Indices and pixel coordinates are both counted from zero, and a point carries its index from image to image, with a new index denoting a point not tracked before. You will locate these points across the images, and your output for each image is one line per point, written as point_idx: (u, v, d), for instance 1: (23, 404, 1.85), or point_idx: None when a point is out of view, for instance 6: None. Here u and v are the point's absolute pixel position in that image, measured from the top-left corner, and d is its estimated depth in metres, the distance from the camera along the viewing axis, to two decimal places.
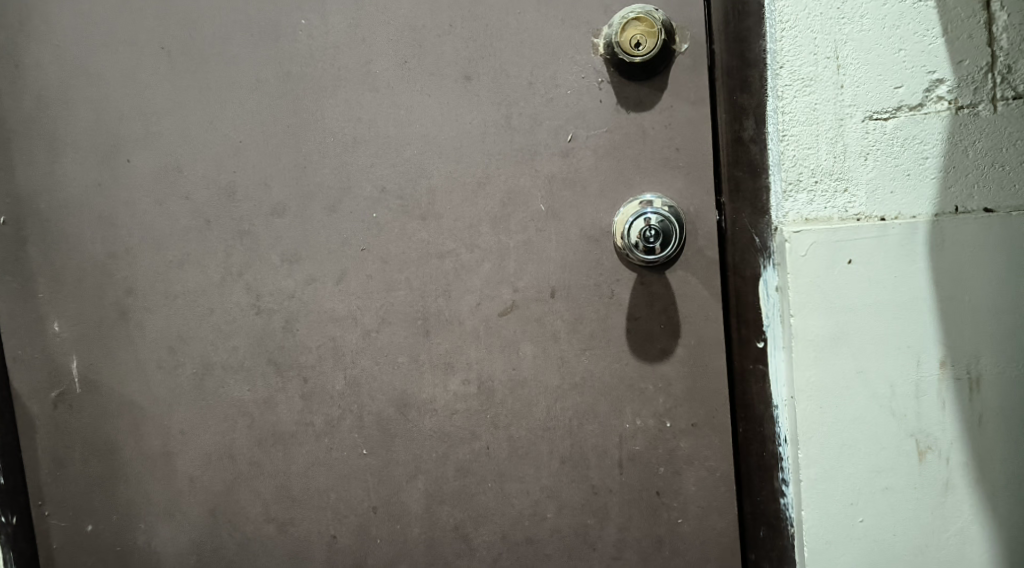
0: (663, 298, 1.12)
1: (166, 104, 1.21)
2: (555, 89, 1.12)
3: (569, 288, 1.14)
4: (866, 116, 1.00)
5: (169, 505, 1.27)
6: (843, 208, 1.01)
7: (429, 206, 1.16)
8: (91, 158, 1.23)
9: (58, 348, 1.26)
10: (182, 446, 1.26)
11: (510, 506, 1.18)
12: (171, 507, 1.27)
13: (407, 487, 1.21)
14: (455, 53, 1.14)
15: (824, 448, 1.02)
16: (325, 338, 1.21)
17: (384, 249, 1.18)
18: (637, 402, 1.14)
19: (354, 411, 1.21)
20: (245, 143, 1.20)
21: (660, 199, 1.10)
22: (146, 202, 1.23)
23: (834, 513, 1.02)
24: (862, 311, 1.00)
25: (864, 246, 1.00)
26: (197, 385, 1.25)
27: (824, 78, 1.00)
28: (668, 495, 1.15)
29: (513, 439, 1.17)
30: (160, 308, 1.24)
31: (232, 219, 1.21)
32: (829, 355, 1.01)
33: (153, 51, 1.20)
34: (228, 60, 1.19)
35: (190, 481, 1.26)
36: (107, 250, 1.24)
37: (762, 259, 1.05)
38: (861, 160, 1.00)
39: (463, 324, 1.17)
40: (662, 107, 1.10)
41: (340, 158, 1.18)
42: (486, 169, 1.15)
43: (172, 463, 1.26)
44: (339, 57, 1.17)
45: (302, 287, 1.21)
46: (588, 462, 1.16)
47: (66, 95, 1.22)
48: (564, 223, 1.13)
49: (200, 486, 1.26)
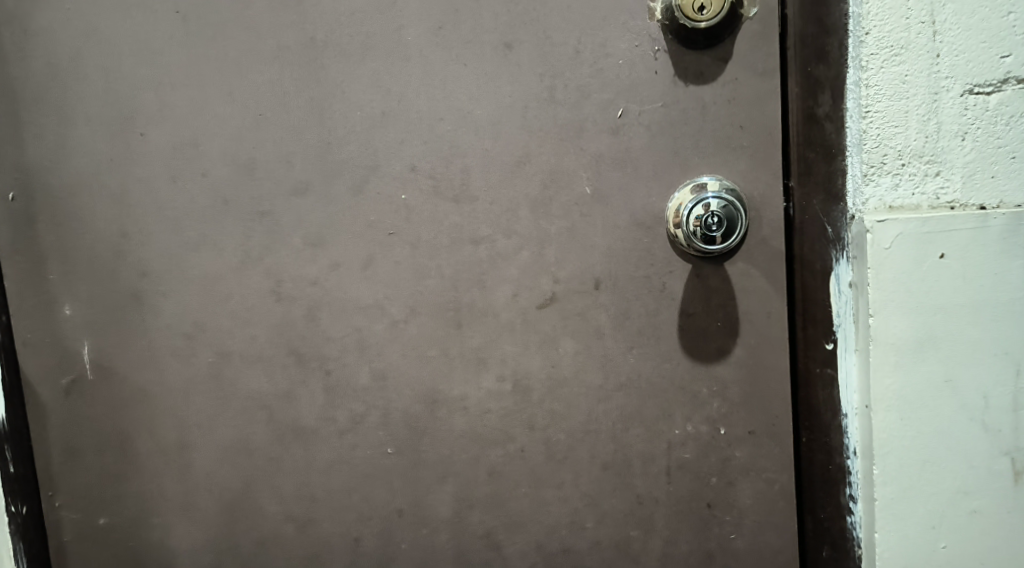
0: (721, 293, 1.01)
1: (181, 72, 1.11)
2: (605, 59, 1.01)
3: (616, 280, 1.04)
4: (966, 90, 0.89)
5: (183, 502, 1.18)
6: (934, 195, 0.90)
7: (463, 187, 1.06)
8: (103, 130, 1.14)
9: (68, 331, 1.17)
10: (197, 440, 1.17)
11: (546, 514, 1.09)
12: (185, 504, 1.18)
13: (434, 490, 1.12)
14: (495, 18, 1.03)
15: (904, 465, 0.91)
16: (350, 328, 1.12)
17: (414, 233, 1.08)
18: (688, 406, 1.04)
19: (380, 407, 1.12)
20: (265, 116, 1.10)
21: (720, 182, 1.00)
22: (159, 179, 1.13)
23: (913, 538, 0.92)
24: (954, 311, 0.89)
25: (958, 238, 0.88)
26: (214, 375, 1.16)
27: (917, 47, 0.89)
28: (719, 508, 1.04)
29: (550, 442, 1.08)
30: (174, 292, 1.15)
31: (251, 197, 1.12)
32: (914, 360, 0.90)
33: (168, 14, 1.11)
34: (247, 25, 1.09)
35: (205, 477, 1.17)
36: (118, 229, 1.15)
37: (834, 252, 0.95)
38: (958, 140, 0.89)
39: (498, 316, 1.07)
40: (725, 80, 0.99)
41: (367, 133, 1.08)
42: (526, 147, 1.04)
43: (187, 459, 1.18)
44: (367, 23, 1.06)
45: (325, 273, 1.11)
46: (632, 469, 1.06)
47: (77, 63, 1.13)
48: (611, 207, 1.03)
49: (217, 483, 1.17)
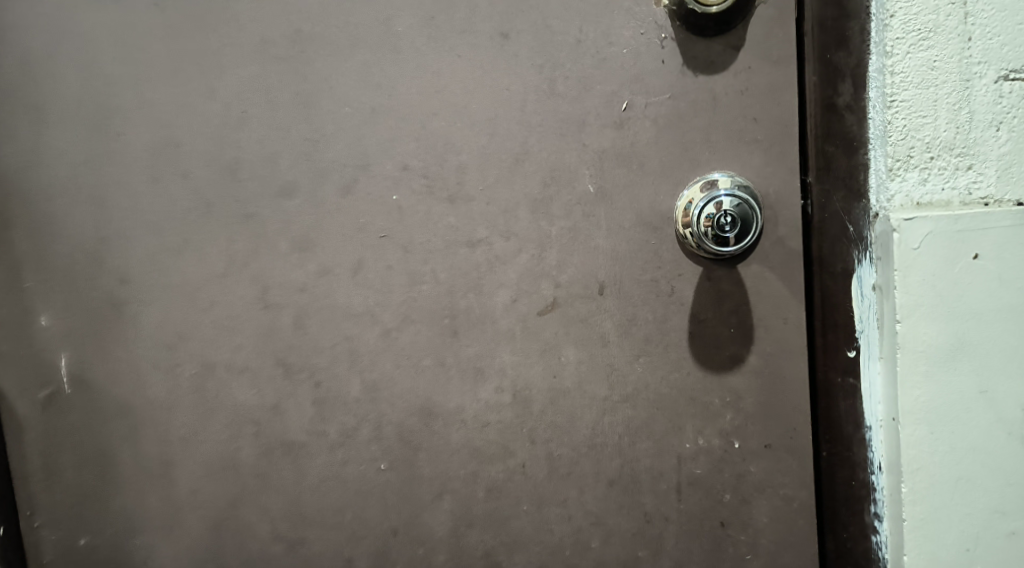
0: (733, 297, 0.95)
1: (161, 68, 1.05)
2: (608, 48, 0.95)
3: (621, 284, 0.97)
4: (1000, 76, 0.84)
5: (167, 522, 1.12)
6: (966, 190, 0.84)
7: (458, 186, 1.00)
8: (81, 128, 1.07)
9: (45, 343, 1.10)
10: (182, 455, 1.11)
11: (549, 534, 1.02)
12: (168, 524, 1.12)
13: (431, 508, 1.05)
14: (491, 7, 0.97)
15: (935, 482, 0.85)
16: (340, 337, 1.05)
17: (407, 236, 1.02)
18: (700, 418, 0.97)
19: (372, 420, 1.06)
20: (248, 113, 1.04)
21: (732, 178, 0.93)
22: (139, 180, 1.07)
23: (945, 562, 0.85)
24: (989, 316, 0.83)
25: (993, 237, 0.83)
26: (198, 387, 1.09)
27: (946, 30, 0.84)
28: (734, 527, 0.98)
29: (553, 457, 1.01)
30: (155, 301, 1.09)
31: (235, 199, 1.05)
32: (946, 368, 0.84)
33: (146, 6, 1.04)
34: (229, 17, 1.03)
35: (191, 495, 1.11)
36: (97, 234, 1.08)
37: (856, 252, 0.89)
38: (992, 131, 0.84)
39: (496, 323, 1.01)
40: (737, 69, 0.93)
41: (356, 130, 1.01)
42: (525, 143, 0.98)
43: (171, 477, 1.11)
44: (355, 13, 1.00)
45: (313, 278, 1.05)
46: (640, 485, 0.99)
47: (51, 58, 1.06)
48: (616, 206, 0.97)
49: (203, 501, 1.11)
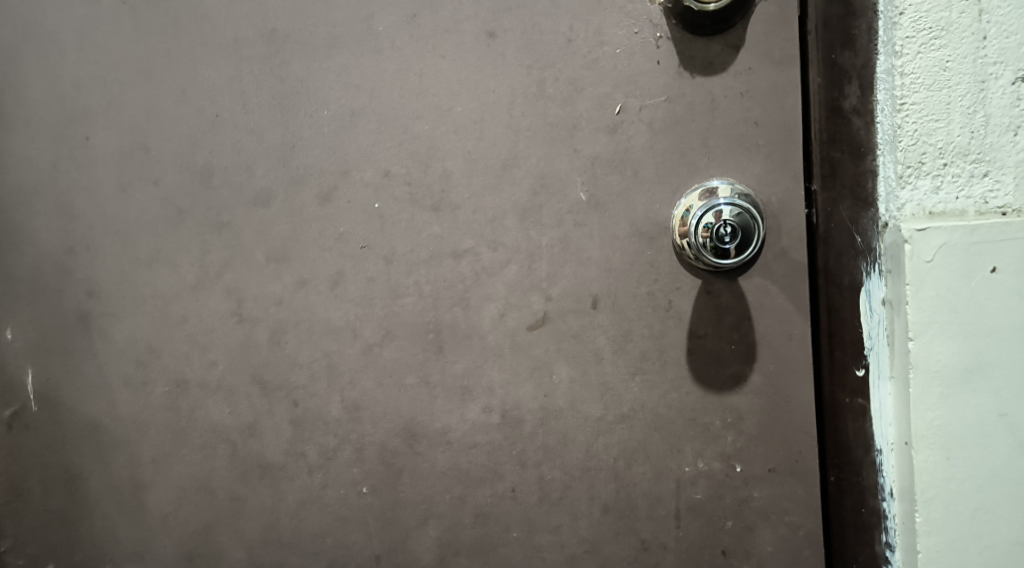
0: (734, 312, 0.90)
1: (130, 69, 0.99)
2: (600, 48, 0.90)
3: (615, 297, 0.92)
4: (1018, 76, 0.78)
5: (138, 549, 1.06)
6: (982, 199, 0.79)
7: (443, 194, 0.94)
8: (47, 132, 1.02)
9: (11, 359, 1.05)
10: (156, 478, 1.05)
11: (540, 562, 0.97)
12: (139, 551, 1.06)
13: (416, 534, 0.99)
14: (476, 4, 0.92)
15: (952, 511, 0.80)
16: (319, 353, 1.00)
17: (389, 246, 0.96)
18: (699, 440, 0.92)
19: (354, 441, 1.00)
20: (222, 117, 0.98)
21: (732, 186, 0.88)
22: (107, 187, 1.01)
23: None
24: (1008, 334, 0.78)
25: (1012, 249, 0.77)
26: (171, 407, 1.04)
27: (959, 28, 0.79)
28: (736, 556, 0.92)
29: (544, 480, 0.96)
30: (125, 314, 1.03)
31: (209, 207, 1.00)
32: (962, 390, 0.79)
33: (114, 5, 0.99)
34: (201, 15, 0.97)
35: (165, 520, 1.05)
36: (63, 244, 1.03)
37: (864, 264, 0.84)
38: (1009, 135, 0.79)
39: (484, 339, 0.95)
40: (737, 70, 0.88)
41: (336, 135, 0.96)
42: (513, 148, 0.92)
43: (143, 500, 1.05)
44: (334, 11, 0.95)
45: (291, 291, 0.99)
46: (637, 511, 0.94)
47: (16, 59, 1.01)
48: (609, 215, 0.91)
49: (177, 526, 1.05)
